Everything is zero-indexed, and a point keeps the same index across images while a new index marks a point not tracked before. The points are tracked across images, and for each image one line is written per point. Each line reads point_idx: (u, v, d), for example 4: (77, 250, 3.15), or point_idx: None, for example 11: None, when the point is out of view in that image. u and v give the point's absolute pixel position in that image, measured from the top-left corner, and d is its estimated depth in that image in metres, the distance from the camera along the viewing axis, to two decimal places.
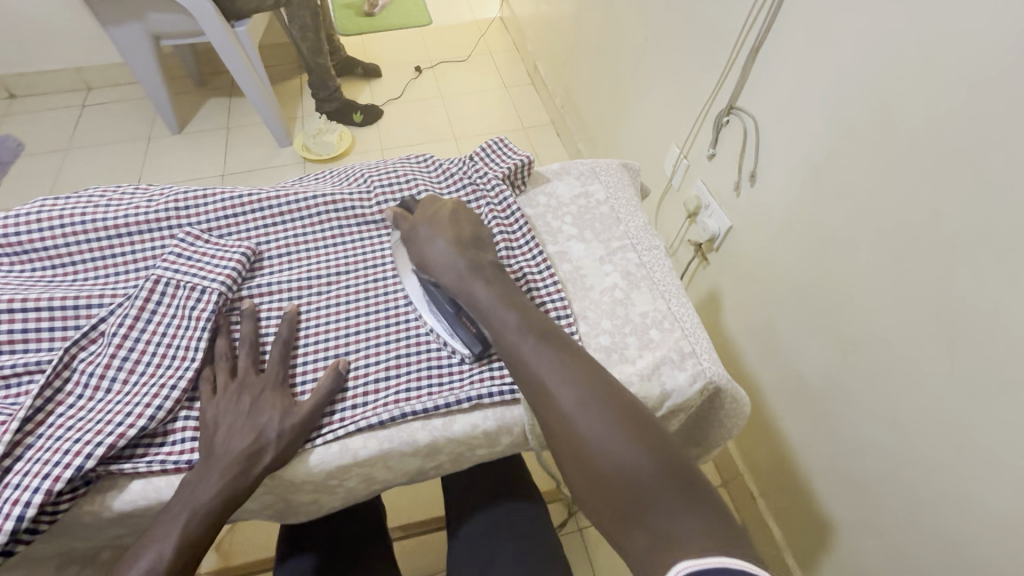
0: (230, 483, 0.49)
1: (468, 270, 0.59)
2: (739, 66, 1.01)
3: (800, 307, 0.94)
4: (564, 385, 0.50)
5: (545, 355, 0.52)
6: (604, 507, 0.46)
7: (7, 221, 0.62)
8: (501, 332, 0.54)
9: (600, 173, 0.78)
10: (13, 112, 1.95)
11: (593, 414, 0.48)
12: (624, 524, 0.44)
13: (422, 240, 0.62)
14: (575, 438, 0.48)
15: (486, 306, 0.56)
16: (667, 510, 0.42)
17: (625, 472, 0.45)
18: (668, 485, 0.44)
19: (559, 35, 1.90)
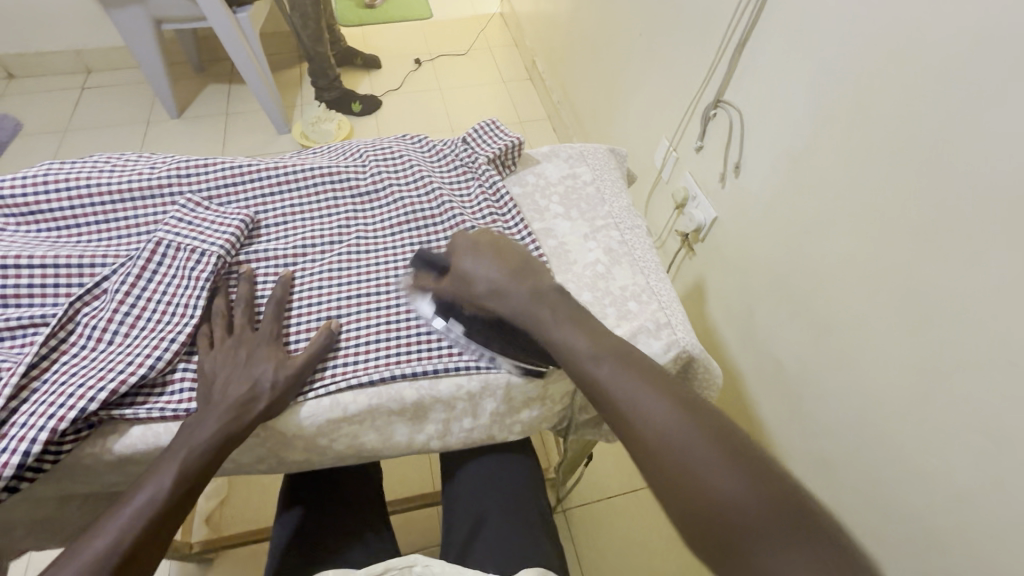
0: (228, 427, 0.52)
1: (518, 291, 0.58)
2: (726, 61, 1.05)
3: (779, 294, 0.98)
4: (651, 403, 0.49)
5: (623, 372, 0.51)
6: (703, 541, 0.42)
7: (14, 184, 0.64)
8: (576, 348, 0.54)
9: (588, 156, 0.81)
10: (12, 92, 1.97)
11: (686, 435, 0.46)
12: (725, 562, 0.40)
13: (466, 262, 0.61)
14: (667, 459, 0.45)
15: (555, 326, 0.56)
16: (789, 547, 0.38)
17: (729, 502, 0.41)
18: (779, 518, 0.40)
19: (558, 31, 1.94)
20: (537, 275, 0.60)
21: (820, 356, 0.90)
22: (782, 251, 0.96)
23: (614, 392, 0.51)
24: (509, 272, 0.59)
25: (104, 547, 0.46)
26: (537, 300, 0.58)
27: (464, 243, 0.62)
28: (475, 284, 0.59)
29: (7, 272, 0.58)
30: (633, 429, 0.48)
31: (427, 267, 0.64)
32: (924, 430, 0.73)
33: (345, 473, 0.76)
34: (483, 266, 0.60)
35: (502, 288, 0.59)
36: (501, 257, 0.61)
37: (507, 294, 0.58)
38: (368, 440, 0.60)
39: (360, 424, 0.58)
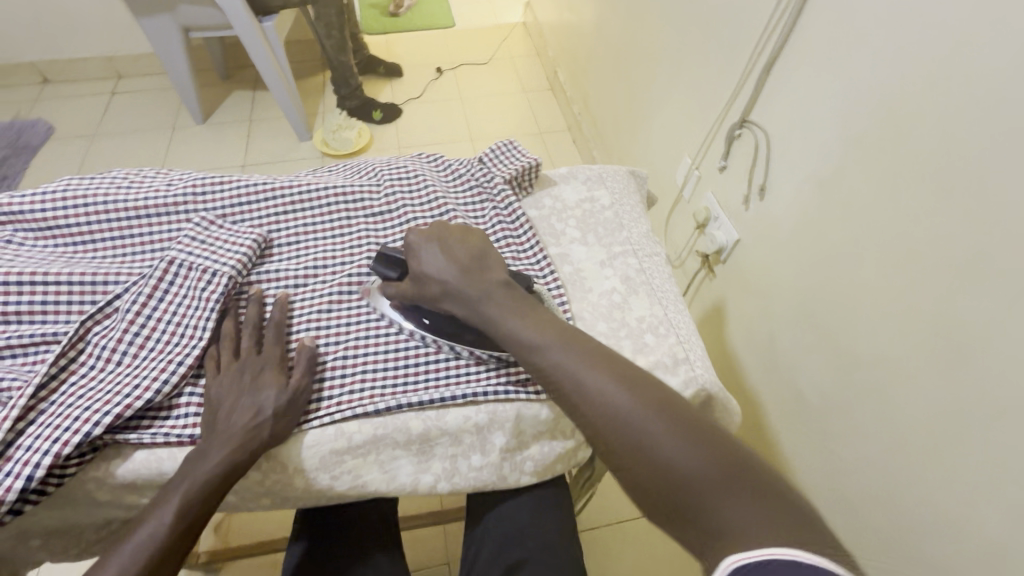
0: (228, 459, 0.51)
1: (466, 293, 0.57)
2: (752, 80, 1.02)
3: (801, 321, 0.94)
4: (603, 385, 0.50)
5: (573, 360, 0.52)
6: (660, 506, 0.43)
7: (34, 199, 0.65)
8: (523, 340, 0.55)
9: (607, 179, 0.79)
10: (46, 96, 2.02)
11: (640, 413, 0.47)
12: (679, 524, 0.42)
13: (419, 263, 0.59)
14: (622, 438, 0.47)
15: (503, 319, 0.56)
16: (740, 503, 0.40)
17: (679, 469, 0.43)
18: (724, 478, 0.41)
19: (581, 42, 1.93)
20: (486, 279, 0.58)
21: (844, 390, 0.86)
22: (807, 276, 0.92)
23: (567, 379, 0.52)
24: (460, 273, 0.58)
25: None
26: (484, 302, 0.57)
27: (418, 246, 0.60)
28: (426, 288, 0.58)
29: (21, 288, 0.58)
30: (590, 411, 0.49)
31: (387, 267, 0.61)
32: (957, 479, 0.69)
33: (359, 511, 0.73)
34: (436, 269, 0.58)
35: (451, 292, 0.58)
36: (452, 254, 0.59)
37: (454, 294, 0.58)
38: (371, 480, 0.58)
39: (365, 455, 0.57)
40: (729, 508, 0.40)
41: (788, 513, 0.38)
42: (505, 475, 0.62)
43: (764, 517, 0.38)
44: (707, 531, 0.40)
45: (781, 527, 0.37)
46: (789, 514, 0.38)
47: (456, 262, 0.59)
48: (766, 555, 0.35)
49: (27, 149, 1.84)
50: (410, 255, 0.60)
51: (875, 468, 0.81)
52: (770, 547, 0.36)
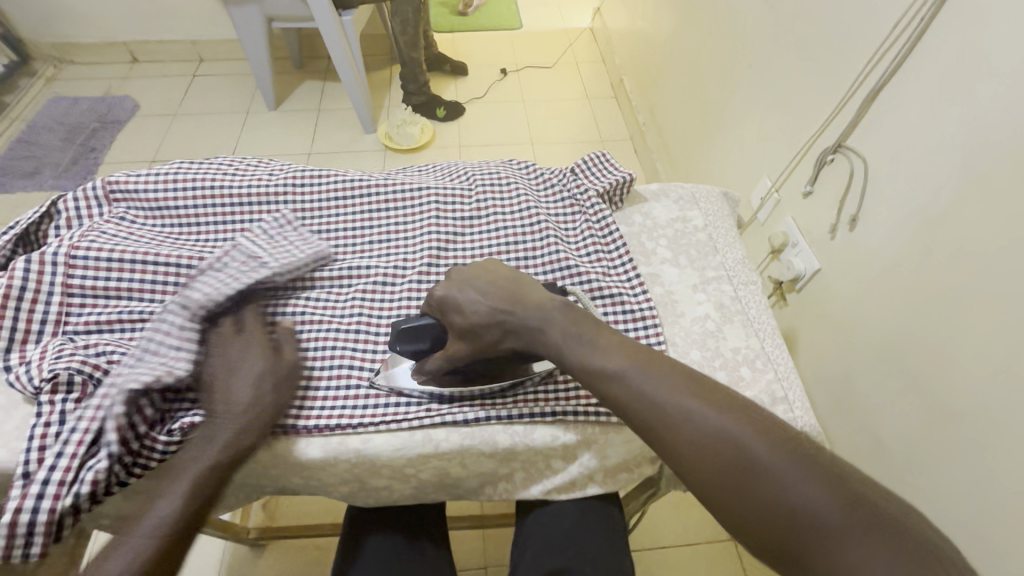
0: (232, 444, 0.51)
1: (525, 325, 0.53)
2: (854, 104, 0.97)
3: (886, 361, 0.89)
4: (687, 411, 0.46)
5: (658, 379, 0.48)
6: (771, 544, 0.41)
7: (147, 180, 0.68)
8: (594, 362, 0.50)
9: (700, 199, 0.77)
10: (133, 75, 2.13)
11: (736, 441, 0.43)
12: (793, 561, 0.40)
13: (457, 311, 0.55)
14: (722, 469, 0.43)
15: (573, 345, 0.51)
16: (866, 541, 0.37)
17: (794, 505, 0.40)
18: (844, 516, 0.38)
19: (653, 51, 1.89)
20: (531, 292, 0.54)
21: (932, 440, 0.80)
22: (900, 316, 0.86)
23: (648, 404, 0.47)
24: (507, 305, 0.53)
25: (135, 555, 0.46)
26: (546, 327, 0.52)
27: (448, 287, 0.56)
28: (479, 334, 0.53)
29: (135, 268, 0.60)
30: (676, 441, 0.45)
31: (413, 339, 0.57)
32: None
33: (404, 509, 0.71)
34: (479, 311, 0.53)
35: (509, 327, 0.53)
36: (492, 291, 0.54)
37: (512, 331, 0.53)
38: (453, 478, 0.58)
39: (448, 461, 0.57)
40: (854, 549, 0.37)
41: (920, 557, 0.36)
42: (582, 492, 0.61)
43: (897, 559, 0.36)
44: (831, 571, 0.38)
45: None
46: (916, 555, 0.36)
47: (490, 294, 0.54)
48: None
49: (114, 124, 1.93)
50: (438, 309, 0.56)
51: (958, 528, 0.76)
52: None
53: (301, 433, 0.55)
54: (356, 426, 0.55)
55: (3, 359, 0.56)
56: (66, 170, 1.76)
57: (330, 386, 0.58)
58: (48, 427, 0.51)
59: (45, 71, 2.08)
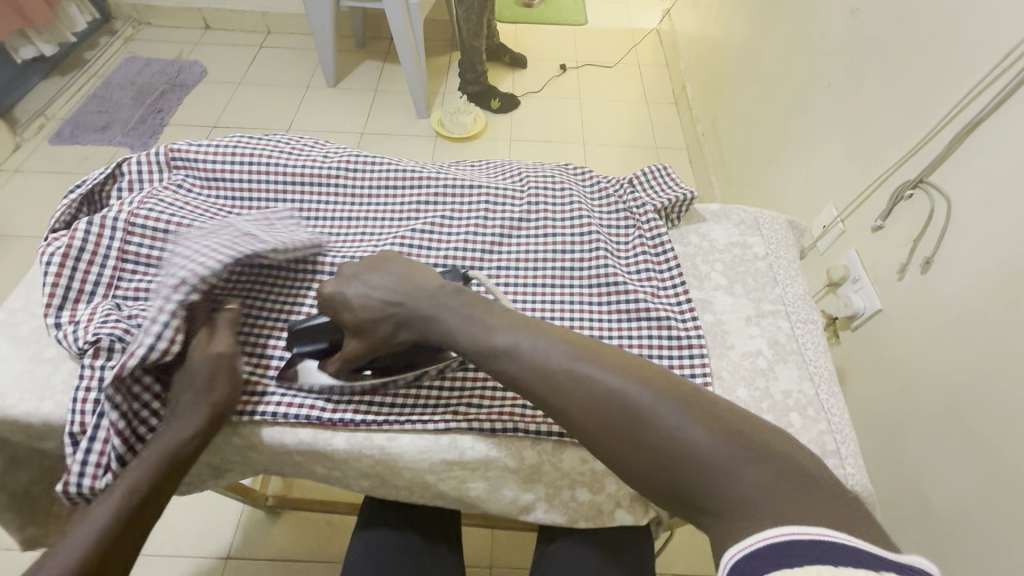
0: (181, 443, 0.51)
1: (417, 314, 0.53)
2: (944, 137, 0.89)
3: (944, 419, 0.82)
4: (586, 376, 0.47)
5: (551, 345, 0.49)
6: (667, 488, 0.44)
7: (208, 151, 0.69)
8: (492, 339, 0.50)
9: (763, 225, 0.72)
10: (204, 41, 2.20)
11: (632, 399, 0.45)
12: (687, 502, 0.43)
13: (349, 312, 0.54)
14: (615, 429, 0.45)
15: (471, 323, 0.52)
16: (745, 473, 0.41)
17: (681, 449, 0.43)
18: (726, 448, 0.42)
19: (721, 60, 1.81)
20: (422, 283, 0.54)
21: (985, 509, 0.74)
22: (967, 373, 0.79)
23: (540, 374, 0.48)
24: (401, 299, 0.53)
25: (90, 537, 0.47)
26: (439, 315, 0.53)
27: (338, 282, 0.55)
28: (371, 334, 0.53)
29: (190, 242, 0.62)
30: (575, 410, 0.46)
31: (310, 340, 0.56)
32: None
33: (427, 508, 0.70)
34: (372, 306, 0.53)
35: (399, 321, 0.53)
36: (388, 282, 0.55)
37: (407, 324, 0.53)
38: (475, 489, 0.56)
39: (472, 471, 0.55)
40: (733, 480, 0.41)
41: (792, 478, 0.40)
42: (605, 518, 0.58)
43: (774, 488, 0.40)
44: (714, 503, 0.41)
45: (807, 509, 0.38)
46: (797, 483, 0.40)
47: (390, 288, 0.54)
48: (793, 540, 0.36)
49: (182, 87, 2.00)
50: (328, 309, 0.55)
51: None
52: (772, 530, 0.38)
53: (331, 424, 0.55)
54: (383, 423, 0.55)
55: (54, 316, 0.57)
56: (133, 128, 1.83)
57: (361, 380, 0.57)
58: (88, 393, 0.53)
59: (124, 30, 2.17)
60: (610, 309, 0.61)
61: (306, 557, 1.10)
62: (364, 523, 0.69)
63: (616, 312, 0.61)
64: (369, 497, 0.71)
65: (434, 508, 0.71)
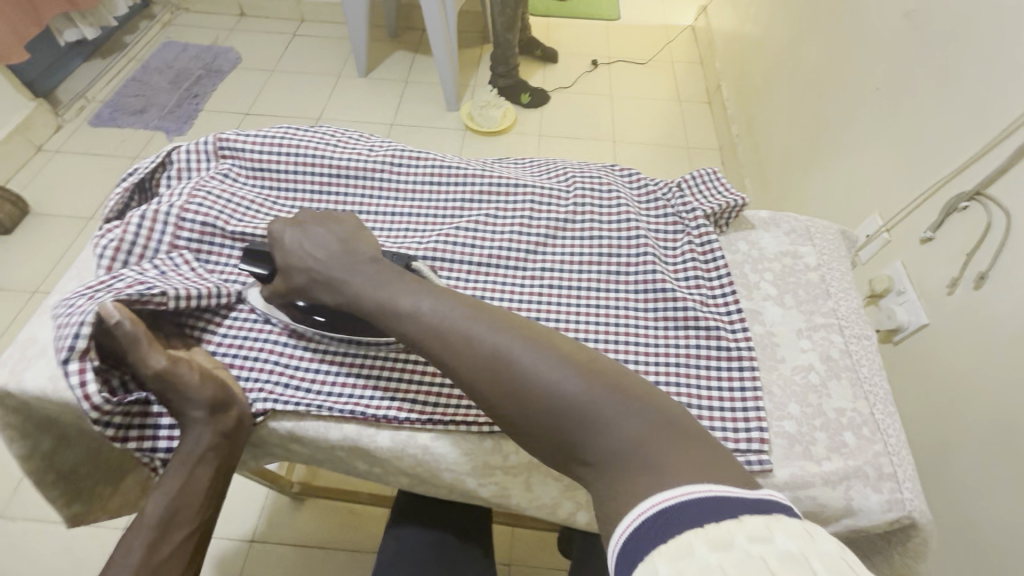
0: (197, 445, 0.52)
1: (332, 272, 0.54)
2: (1009, 147, 0.85)
3: (991, 442, 0.80)
4: (473, 333, 0.47)
5: (446, 308, 0.49)
6: (548, 439, 0.44)
7: (255, 141, 0.69)
8: (390, 303, 0.51)
9: (816, 234, 0.70)
10: (239, 28, 2.22)
11: (513, 352, 0.45)
12: (568, 452, 0.43)
13: (281, 249, 0.57)
14: (498, 383, 0.45)
15: (373, 289, 0.52)
16: (616, 419, 0.41)
17: (559, 397, 0.43)
18: (599, 393, 0.42)
19: (760, 59, 1.77)
20: (356, 249, 0.55)
21: None
22: (1021, 394, 0.76)
23: (435, 336, 0.48)
24: (322, 255, 0.55)
25: (152, 522, 0.50)
26: (351, 278, 0.53)
27: (286, 224, 0.58)
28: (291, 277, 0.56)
29: (234, 235, 0.63)
30: (462, 366, 0.46)
31: (254, 263, 0.58)
32: None
33: (462, 505, 0.70)
34: (295, 248, 0.56)
35: (315, 278, 0.55)
36: (324, 235, 0.57)
37: (320, 279, 0.55)
38: (515, 494, 0.56)
39: (515, 476, 0.55)
40: (606, 426, 0.41)
41: (658, 420, 0.41)
42: None
43: (641, 430, 0.40)
44: (592, 458, 0.41)
45: (675, 463, 0.37)
46: (663, 422, 0.41)
47: (327, 244, 0.56)
48: (675, 498, 0.35)
49: (217, 73, 2.02)
50: (273, 249, 0.58)
51: None
52: (654, 497, 0.36)
53: (374, 420, 0.55)
54: (428, 423, 0.54)
55: None
56: (170, 113, 1.86)
57: (405, 379, 0.57)
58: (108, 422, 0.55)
59: (162, 16, 2.19)
60: (656, 315, 0.60)
61: (330, 545, 1.11)
62: (397, 513, 0.69)
63: (663, 319, 0.60)
64: (402, 491, 0.72)
65: (467, 507, 0.71)
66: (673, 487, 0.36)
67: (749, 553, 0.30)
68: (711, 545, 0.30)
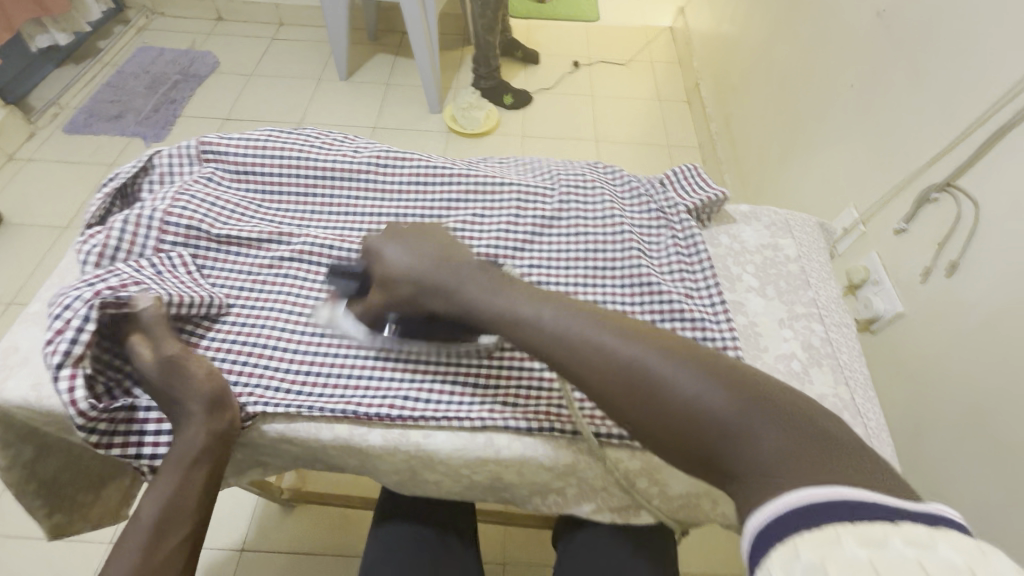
0: (191, 445, 0.50)
1: (437, 285, 0.54)
2: (975, 140, 0.88)
3: (965, 424, 0.82)
4: (597, 340, 0.47)
5: (565, 316, 0.49)
6: (686, 452, 0.42)
7: (239, 143, 0.69)
8: (508, 309, 0.51)
9: (794, 227, 0.72)
10: (217, 32, 2.19)
11: (642, 360, 0.45)
12: (710, 467, 0.41)
13: (382, 263, 0.57)
14: (629, 391, 0.44)
15: (486, 295, 0.53)
16: (762, 431, 0.39)
17: (697, 407, 0.41)
18: (740, 404, 0.40)
19: (737, 58, 1.80)
20: (456, 257, 0.56)
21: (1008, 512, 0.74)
22: (992, 377, 0.79)
23: (557, 343, 0.48)
24: (425, 265, 0.55)
25: (147, 526, 0.49)
26: (462, 287, 0.53)
27: (379, 240, 0.59)
28: (395, 290, 0.55)
29: (219, 238, 0.63)
30: (589, 374, 0.46)
31: (344, 278, 0.59)
32: None
33: (443, 501, 0.71)
34: (399, 263, 0.56)
35: (423, 289, 0.54)
36: (421, 248, 0.57)
37: (429, 291, 0.54)
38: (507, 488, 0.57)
39: (507, 469, 0.56)
40: (751, 437, 0.39)
41: (810, 433, 0.38)
42: (633, 515, 0.59)
43: (791, 441, 0.38)
44: (733, 467, 0.39)
45: (831, 468, 0.36)
46: (814, 435, 0.38)
47: (427, 256, 0.56)
48: (840, 496, 0.33)
49: (195, 78, 1.99)
50: (369, 260, 0.59)
51: None
52: (809, 487, 0.35)
53: (366, 419, 0.55)
54: (420, 419, 0.55)
55: None
56: (146, 118, 1.83)
57: (396, 378, 0.58)
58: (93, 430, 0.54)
59: (137, 21, 2.16)
60: (642, 309, 0.61)
61: (318, 551, 1.10)
62: (380, 515, 0.69)
63: (649, 313, 0.61)
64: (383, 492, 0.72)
65: (448, 504, 0.71)
66: (814, 486, 0.35)
67: (907, 556, 0.29)
68: (861, 542, 0.30)
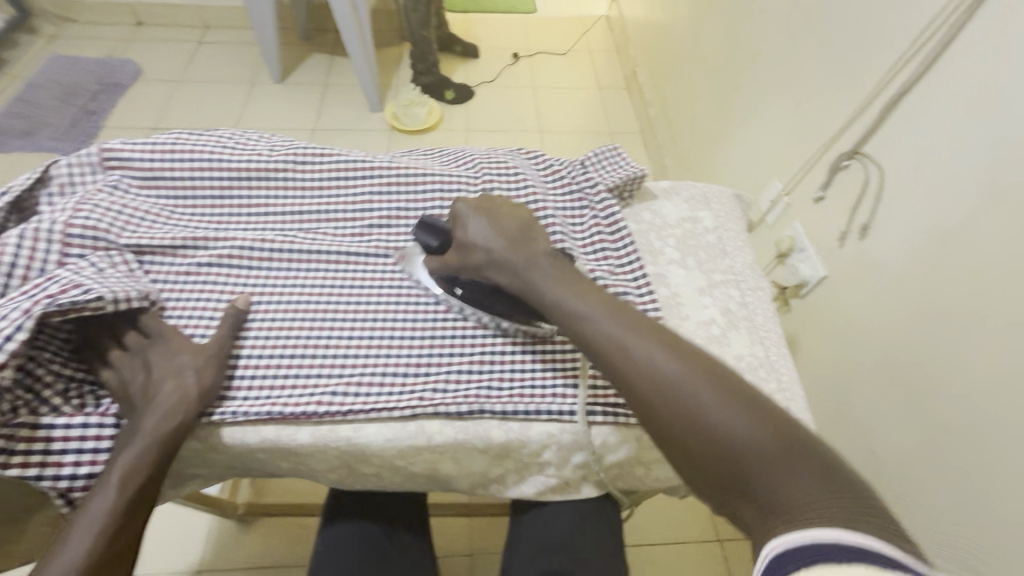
0: (166, 435, 0.50)
1: (508, 261, 0.57)
2: (875, 109, 0.95)
3: (883, 375, 0.88)
4: (646, 352, 0.49)
5: (617, 323, 0.52)
6: (714, 480, 0.43)
7: (144, 148, 0.66)
8: (564, 302, 0.54)
9: (712, 199, 0.75)
10: (138, 37, 2.08)
11: (686, 379, 0.47)
12: (734, 498, 0.42)
13: (463, 230, 0.59)
14: (668, 405, 0.46)
15: (545, 288, 0.55)
16: (797, 471, 0.41)
17: (734, 438, 0.43)
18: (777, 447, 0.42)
19: (668, 44, 1.85)
20: (534, 245, 0.58)
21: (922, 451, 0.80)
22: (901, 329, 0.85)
23: (605, 343, 0.51)
24: (504, 242, 0.57)
25: (98, 518, 0.47)
26: (534, 270, 0.56)
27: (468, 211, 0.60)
28: (470, 256, 0.58)
29: (128, 246, 0.60)
30: (633, 378, 0.49)
31: (428, 233, 0.61)
32: None
33: (391, 495, 0.70)
34: (480, 235, 0.58)
35: (494, 266, 0.57)
36: (500, 226, 0.59)
37: (501, 266, 0.57)
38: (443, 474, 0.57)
39: (442, 454, 0.56)
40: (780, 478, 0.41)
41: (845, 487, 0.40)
42: (572, 487, 0.61)
43: (821, 490, 0.39)
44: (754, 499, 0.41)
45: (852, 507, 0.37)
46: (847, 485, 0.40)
47: (503, 235, 0.58)
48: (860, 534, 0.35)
49: (115, 87, 1.89)
50: (455, 224, 0.60)
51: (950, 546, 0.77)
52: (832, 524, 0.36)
53: (293, 419, 0.54)
54: (348, 414, 0.55)
55: None
56: (64, 133, 1.72)
57: (322, 375, 0.57)
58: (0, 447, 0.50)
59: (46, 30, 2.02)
60: None
61: (280, 561, 1.08)
62: (327, 515, 0.68)
63: None
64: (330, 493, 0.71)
65: (397, 496, 0.71)
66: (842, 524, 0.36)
67: None
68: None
